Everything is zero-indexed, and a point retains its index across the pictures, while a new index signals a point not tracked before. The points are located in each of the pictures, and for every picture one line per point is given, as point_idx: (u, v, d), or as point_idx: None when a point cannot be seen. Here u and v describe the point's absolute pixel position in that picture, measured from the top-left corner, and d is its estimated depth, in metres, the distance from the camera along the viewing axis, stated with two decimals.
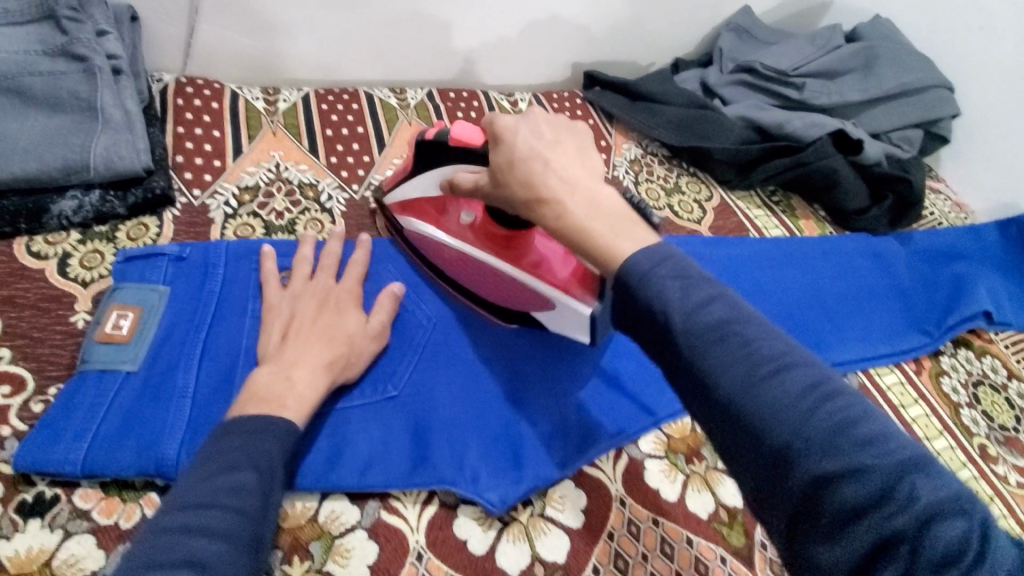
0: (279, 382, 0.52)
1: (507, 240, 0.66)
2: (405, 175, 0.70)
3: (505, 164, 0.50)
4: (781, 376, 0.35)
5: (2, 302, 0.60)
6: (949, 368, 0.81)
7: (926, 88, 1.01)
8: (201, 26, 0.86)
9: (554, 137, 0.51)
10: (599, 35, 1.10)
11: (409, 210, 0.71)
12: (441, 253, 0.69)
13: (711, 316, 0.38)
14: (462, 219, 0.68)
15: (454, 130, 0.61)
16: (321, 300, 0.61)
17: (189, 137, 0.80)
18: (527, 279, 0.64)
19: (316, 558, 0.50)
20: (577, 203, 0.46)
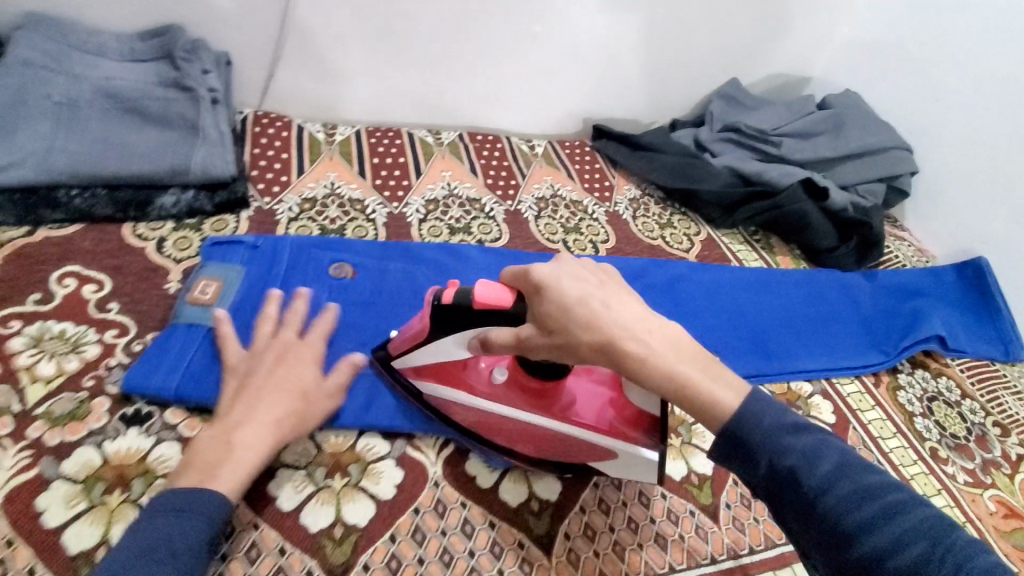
0: (217, 449, 0.55)
1: (549, 394, 0.63)
2: (416, 340, 0.64)
3: (555, 310, 0.52)
4: (847, 477, 0.46)
5: (112, 269, 0.75)
6: (906, 384, 0.95)
7: (886, 149, 1.18)
8: (280, 71, 1.06)
9: (598, 284, 0.54)
10: (607, 97, 1.29)
11: (430, 375, 0.65)
12: (478, 419, 0.64)
13: (787, 427, 0.49)
14: (496, 377, 0.64)
15: (474, 292, 0.57)
16: (278, 356, 0.63)
17: (263, 157, 0.97)
18: (579, 432, 0.61)
19: (353, 476, 0.62)
20: (622, 322, 0.52)
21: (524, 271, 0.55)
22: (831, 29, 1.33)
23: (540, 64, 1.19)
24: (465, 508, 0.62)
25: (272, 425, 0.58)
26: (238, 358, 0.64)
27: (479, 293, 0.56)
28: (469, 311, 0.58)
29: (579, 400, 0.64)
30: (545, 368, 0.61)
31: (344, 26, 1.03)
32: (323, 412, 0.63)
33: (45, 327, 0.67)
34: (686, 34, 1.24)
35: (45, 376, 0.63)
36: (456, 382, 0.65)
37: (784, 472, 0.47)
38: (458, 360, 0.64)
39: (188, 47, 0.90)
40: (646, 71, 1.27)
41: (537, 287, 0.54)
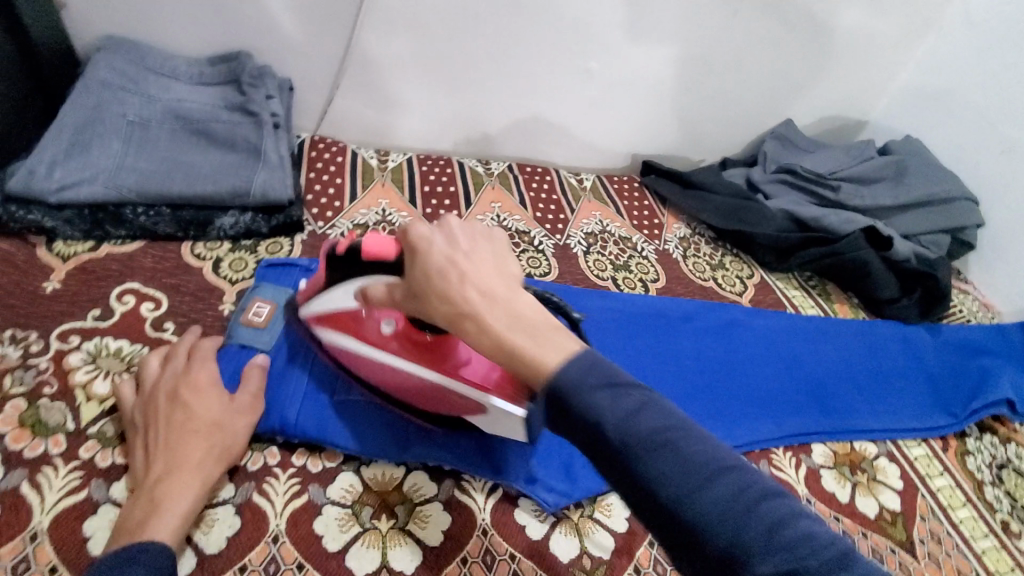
0: (142, 507, 0.51)
1: (437, 348, 0.61)
2: (319, 286, 0.64)
3: (420, 279, 0.46)
4: (660, 428, 0.38)
5: (170, 288, 0.75)
6: (974, 448, 0.89)
7: (952, 200, 1.14)
8: (338, 97, 1.08)
9: (470, 246, 0.46)
10: (657, 134, 1.28)
11: (328, 323, 0.65)
12: (368, 366, 0.64)
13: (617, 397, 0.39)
14: (383, 329, 0.62)
15: (363, 241, 0.55)
16: (171, 395, 0.58)
17: (318, 181, 0.98)
18: (455, 386, 0.59)
19: (400, 518, 0.59)
20: (497, 316, 0.43)
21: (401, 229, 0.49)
22: (893, 74, 1.30)
23: (593, 97, 1.18)
24: (514, 562, 0.59)
25: (198, 472, 0.54)
26: (132, 401, 0.59)
27: (367, 242, 0.54)
28: (359, 262, 0.56)
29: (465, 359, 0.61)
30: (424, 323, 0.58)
31: (403, 56, 1.05)
32: (242, 432, 0.59)
33: (102, 344, 0.67)
34: (742, 74, 1.22)
35: (99, 395, 0.62)
36: (352, 331, 0.64)
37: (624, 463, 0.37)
38: (349, 310, 0.62)
39: (254, 73, 0.93)
40: (699, 109, 1.26)
41: (409, 251, 0.48)
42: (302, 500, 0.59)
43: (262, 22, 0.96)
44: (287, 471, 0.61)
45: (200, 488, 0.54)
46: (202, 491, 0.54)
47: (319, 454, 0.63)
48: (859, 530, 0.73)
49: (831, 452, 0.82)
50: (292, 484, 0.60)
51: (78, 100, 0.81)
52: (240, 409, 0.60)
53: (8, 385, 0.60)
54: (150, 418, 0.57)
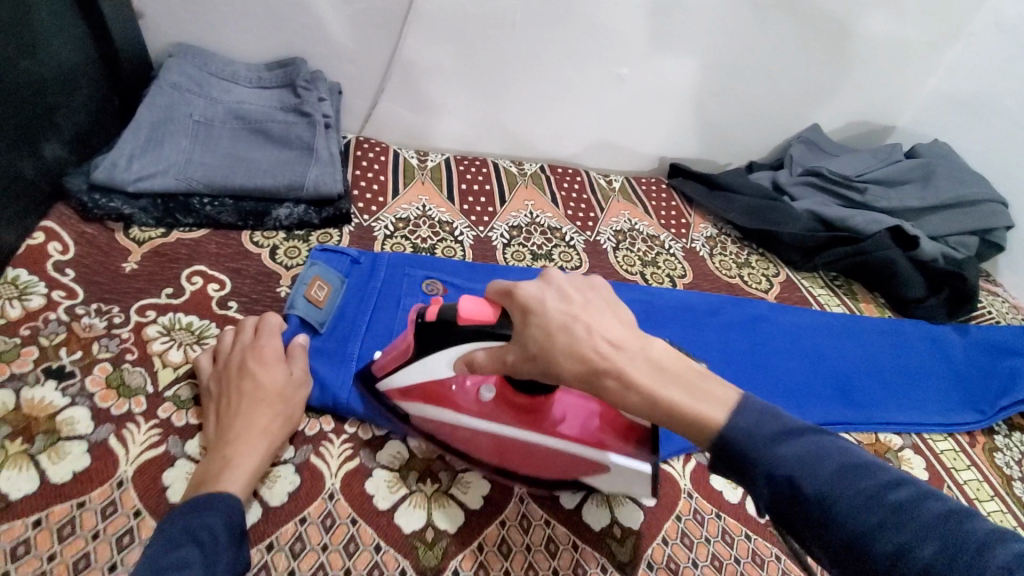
0: (214, 463, 0.56)
1: (537, 411, 0.62)
2: (403, 360, 0.63)
3: (541, 337, 0.49)
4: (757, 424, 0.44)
5: (233, 270, 0.82)
6: (1003, 445, 0.90)
7: (980, 202, 1.15)
8: (381, 102, 1.15)
9: (582, 301, 0.51)
10: (685, 139, 1.32)
11: (419, 399, 0.64)
12: (465, 436, 0.64)
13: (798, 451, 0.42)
14: (483, 394, 0.63)
15: (460, 308, 0.56)
16: (240, 367, 0.63)
17: (364, 178, 1.05)
18: (572, 447, 0.60)
19: (443, 483, 0.64)
20: (636, 365, 0.47)
21: (508, 292, 0.53)
22: (919, 80, 1.31)
23: (623, 103, 1.23)
24: (550, 527, 0.63)
25: (263, 437, 0.59)
26: (209, 369, 0.65)
27: (463, 308, 0.55)
28: (455, 330, 0.57)
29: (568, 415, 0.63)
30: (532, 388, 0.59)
31: (444, 63, 1.12)
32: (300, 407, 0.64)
33: (175, 318, 0.73)
34: (769, 81, 1.26)
35: (174, 362, 0.68)
36: (444, 404, 0.63)
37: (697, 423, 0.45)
38: (445, 382, 0.62)
39: (307, 78, 1.02)
40: (727, 112, 1.29)
41: (522, 309, 0.52)
42: (354, 463, 0.64)
43: (315, 32, 1.04)
44: (341, 436, 0.66)
45: (265, 450, 0.59)
46: (267, 454, 0.59)
47: (369, 423, 0.68)
48: None
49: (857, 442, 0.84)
50: (345, 449, 0.65)
51: (153, 102, 0.90)
52: (296, 384, 0.65)
53: (95, 351, 0.67)
54: (224, 385, 0.63)
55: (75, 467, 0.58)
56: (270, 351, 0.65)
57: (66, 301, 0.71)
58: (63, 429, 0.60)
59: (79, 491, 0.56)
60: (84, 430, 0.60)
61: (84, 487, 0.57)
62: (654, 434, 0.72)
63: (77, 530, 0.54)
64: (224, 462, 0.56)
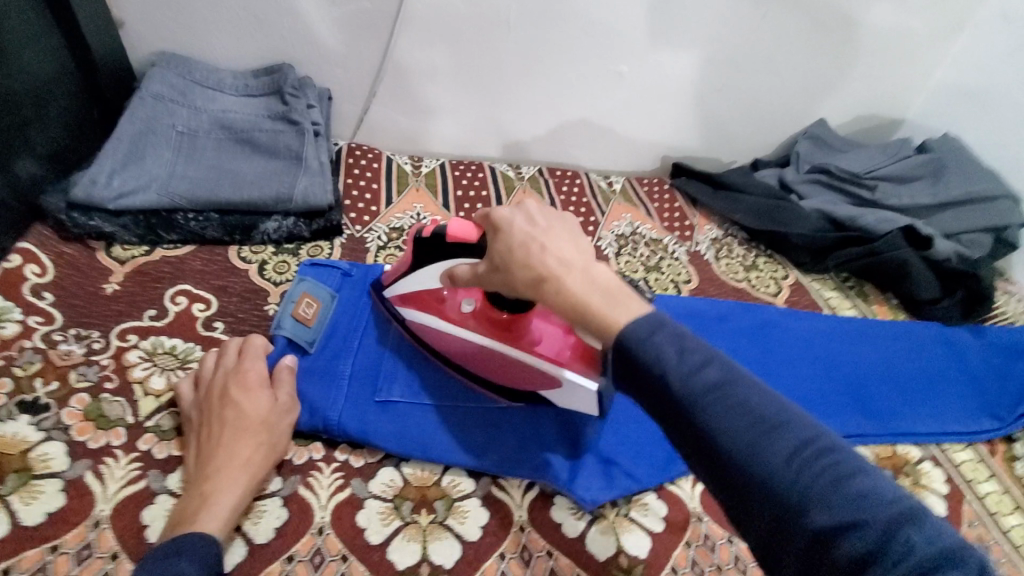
0: (193, 500, 0.54)
1: (512, 327, 0.66)
2: (401, 271, 0.69)
3: (503, 251, 0.52)
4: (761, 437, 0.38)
5: (218, 289, 0.79)
6: (1023, 454, 0.86)
7: (995, 198, 1.11)
8: (372, 107, 1.12)
9: (547, 225, 0.51)
10: (688, 137, 1.28)
11: (411, 304, 0.70)
12: (444, 340, 0.69)
13: (715, 386, 0.40)
14: (464, 307, 0.68)
15: (448, 228, 0.62)
16: (222, 395, 0.60)
17: (356, 186, 1.01)
18: (530, 359, 0.65)
19: (439, 513, 0.61)
20: (575, 279, 0.47)
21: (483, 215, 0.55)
22: (930, 72, 1.27)
23: (623, 102, 1.19)
24: (551, 558, 0.59)
25: (245, 469, 0.56)
26: (190, 398, 0.62)
27: (449, 227, 0.61)
28: (445, 244, 0.62)
29: (539, 333, 0.66)
30: (504, 302, 0.63)
31: (437, 66, 1.08)
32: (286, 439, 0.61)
33: (157, 342, 0.70)
34: (774, 76, 1.22)
35: (155, 390, 0.65)
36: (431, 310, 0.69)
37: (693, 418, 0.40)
38: (432, 290, 0.68)
39: (295, 84, 0.98)
40: (729, 110, 1.25)
41: (493, 229, 0.54)
42: (345, 493, 0.61)
43: (303, 36, 1.01)
44: (331, 465, 0.63)
45: (246, 484, 0.56)
46: (248, 488, 0.56)
47: (361, 450, 0.65)
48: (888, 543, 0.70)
49: (873, 455, 0.81)
50: (336, 478, 0.62)
51: (134, 113, 0.87)
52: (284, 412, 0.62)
53: (72, 380, 0.64)
54: (206, 414, 0.59)
55: (49, 508, 0.55)
56: (254, 376, 0.62)
57: (42, 327, 0.68)
58: (36, 466, 0.57)
59: (54, 534, 0.53)
60: (58, 467, 0.57)
61: (59, 529, 0.54)
62: (663, 456, 0.69)
63: None
64: (201, 500, 0.53)
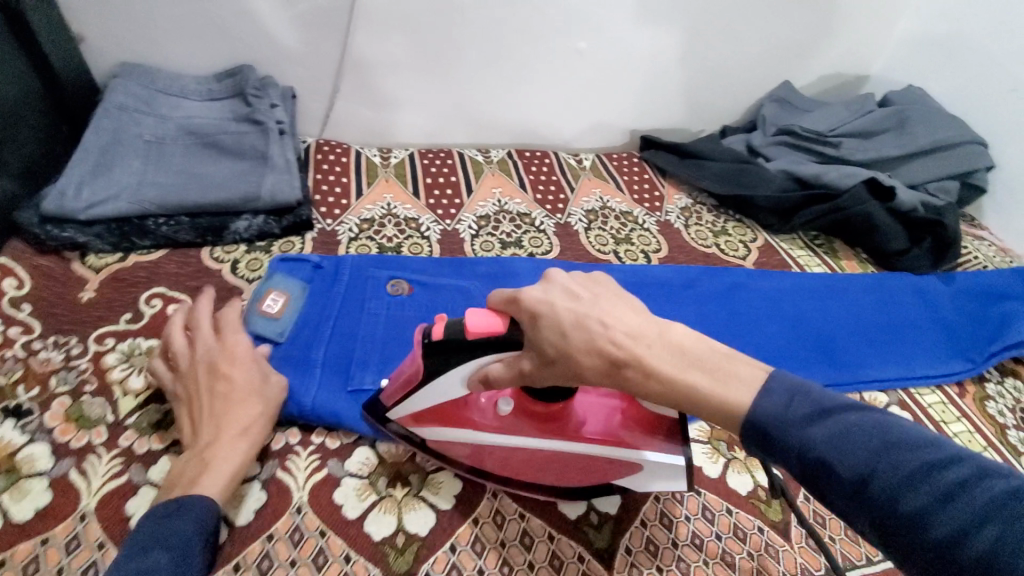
0: (193, 466, 0.57)
1: (559, 417, 0.60)
2: (407, 386, 0.61)
3: (555, 338, 0.50)
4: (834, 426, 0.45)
5: (193, 289, 0.81)
6: (995, 393, 0.87)
7: (957, 144, 1.11)
8: (338, 103, 1.13)
9: (590, 298, 0.52)
10: (655, 109, 1.29)
11: (434, 422, 0.62)
12: (488, 455, 0.62)
13: (849, 432, 0.44)
14: (500, 409, 0.61)
15: (467, 324, 0.55)
16: (211, 371, 0.63)
17: (325, 182, 1.03)
18: (601, 450, 0.60)
19: (414, 486, 0.63)
20: (661, 356, 0.50)
21: (512, 299, 0.53)
22: (890, 25, 1.27)
23: (586, 80, 1.21)
24: (524, 520, 0.62)
25: (243, 440, 0.59)
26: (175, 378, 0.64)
27: (471, 323, 0.54)
28: (464, 346, 0.56)
29: (589, 416, 0.61)
30: (552, 396, 0.57)
31: (397, 56, 1.09)
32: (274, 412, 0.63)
33: (134, 343, 0.73)
34: (734, 42, 1.22)
35: (134, 389, 0.68)
36: (460, 423, 0.62)
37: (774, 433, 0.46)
38: (458, 399, 0.60)
39: (257, 85, 1.00)
40: (694, 79, 1.26)
41: (530, 314, 0.52)
42: (322, 474, 0.63)
43: (261, 36, 1.02)
44: (308, 448, 0.65)
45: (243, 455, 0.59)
46: (246, 457, 0.59)
47: (336, 432, 0.67)
48: None
49: None
50: (313, 460, 0.64)
51: (100, 125, 0.88)
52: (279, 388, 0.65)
53: (53, 385, 0.67)
54: (198, 390, 0.62)
55: (38, 504, 0.57)
56: (231, 355, 0.64)
57: (22, 337, 0.71)
58: (22, 467, 0.60)
59: (42, 528, 0.56)
60: (44, 466, 0.60)
61: (48, 523, 0.56)
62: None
63: (42, 567, 0.54)
64: (198, 468, 0.56)
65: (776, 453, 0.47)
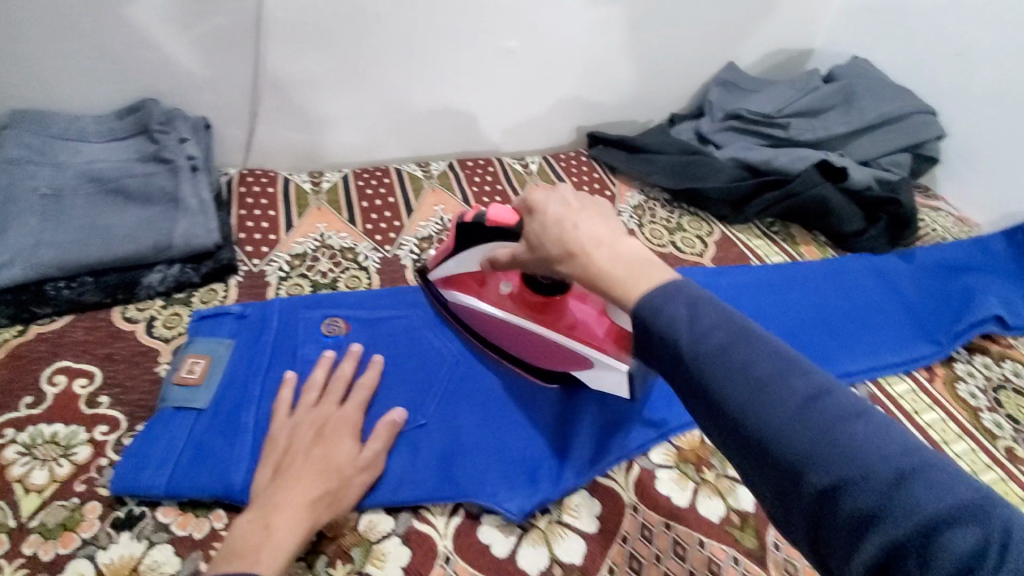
0: (256, 533, 0.52)
1: (549, 308, 0.72)
2: (445, 254, 0.77)
3: (537, 230, 0.55)
4: (731, 346, 0.40)
5: (103, 358, 0.73)
6: (965, 373, 0.84)
7: (907, 115, 1.08)
8: (259, 127, 1.05)
9: (581, 206, 0.54)
10: (600, 102, 1.24)
11: (454, 285, 0.78)
12: (482, 322, 0.76)
13: (736, 354, 0.39)
14: (503, 289, 0.75)
15: (490, 211, 0.68)
16: (317, 429, 0.61)
17: (250, 217, 0.95)
18: (564, 340, 0.70)
19: (357, 561, 0.57)
20: (602, 254, 0.49)
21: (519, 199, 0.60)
22: None
23: (524, 79, 1.15)
24: None
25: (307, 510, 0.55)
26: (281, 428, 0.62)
27: (492, 210, 0.67)
28: (486, 229, 0.69)
29: (577, 317, 0.71)
30: (538, 285, 0.69)
31: (317, 73, 1.02)
32: (357, 491, 0.59)
33: (36, 431, 0.66)
34: (674, 26, 1.17)
35: (37, 486, 0.61)
36: (473, 291, 0.77)
37: (664, 339, 0.42)
38: (475, 272, 0.76)
39: (162, 118, 0.91)
40: (636, 68, 1.21)
41: (528, 209, 0.57)
42: None
43: (165, 66, 0.94)
44: None
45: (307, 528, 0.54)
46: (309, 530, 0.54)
47: None
48: None
49: None
50: None
51: None
52: (365, 466, 0.61)
53: None
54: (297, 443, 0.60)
55: None
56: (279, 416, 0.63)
57: None
58: None
59: None
60: None
61: None
62: (589, 449, 0.67)
63: None
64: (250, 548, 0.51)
65: (658, 354, 0.43)
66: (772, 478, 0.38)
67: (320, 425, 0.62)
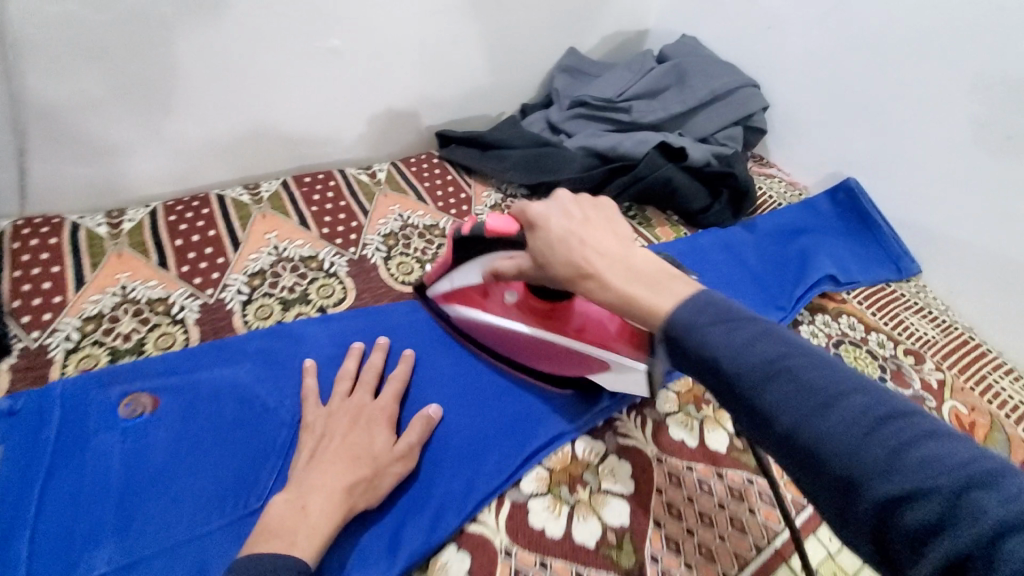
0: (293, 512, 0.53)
1: (556, 314, 0.71)
2: (444, 269, 0.78)
3: (544, 248, 0.55)
4: (768, 352, 0.39)
5: None
6: (809, 334, 0.88)
7: (736, 89, 1.13)
8: (31, 165, 0.86)
9: (583, 216, 0.55)
10: (445, 99, 1.17)
11: (459, 300, 0.79)
12: (496, 333, 0.76)
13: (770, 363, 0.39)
14: (508, 299, 0.74)
15: (487, 222, 0.66)
16: (354, 417, 0.63)
17: (26, 279, 0.77)
18: (581, 347, 0.69)
19: None
20: (616, 273, 0.50)
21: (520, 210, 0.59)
22: None
23: (355, 82, 1.05)
24: None
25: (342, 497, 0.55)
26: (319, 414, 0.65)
27: (490, 222, 0.65)
28: (483, 240, 0.68)
29: (588, 321, 0.70)
30: (545, 294, 0.68)
31: (95, 95, 0.84)
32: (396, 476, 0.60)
33: None
34: (509, 14, 1.12)
35: None
36: (480, 304, 0.77)
37: (701, 358, 0.42)
38: (477, 285, 0.75)
39: None
40: (475, 61, 1.15)
41: (530, 224, 0.58)
42: None
43: None
44: None
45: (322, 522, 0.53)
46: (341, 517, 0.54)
47: None
48: (714, 472, 0.68)
49: (674, 395, 0.75)
50: None
51: None
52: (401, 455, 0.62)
53: None
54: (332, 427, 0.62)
55: None
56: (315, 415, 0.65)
57: None
58: None
59: None
60: None
61: None
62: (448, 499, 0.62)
63: None
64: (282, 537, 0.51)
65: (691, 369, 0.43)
66: (826, 491, 0.36)
67: (356, 414, 0.63)
